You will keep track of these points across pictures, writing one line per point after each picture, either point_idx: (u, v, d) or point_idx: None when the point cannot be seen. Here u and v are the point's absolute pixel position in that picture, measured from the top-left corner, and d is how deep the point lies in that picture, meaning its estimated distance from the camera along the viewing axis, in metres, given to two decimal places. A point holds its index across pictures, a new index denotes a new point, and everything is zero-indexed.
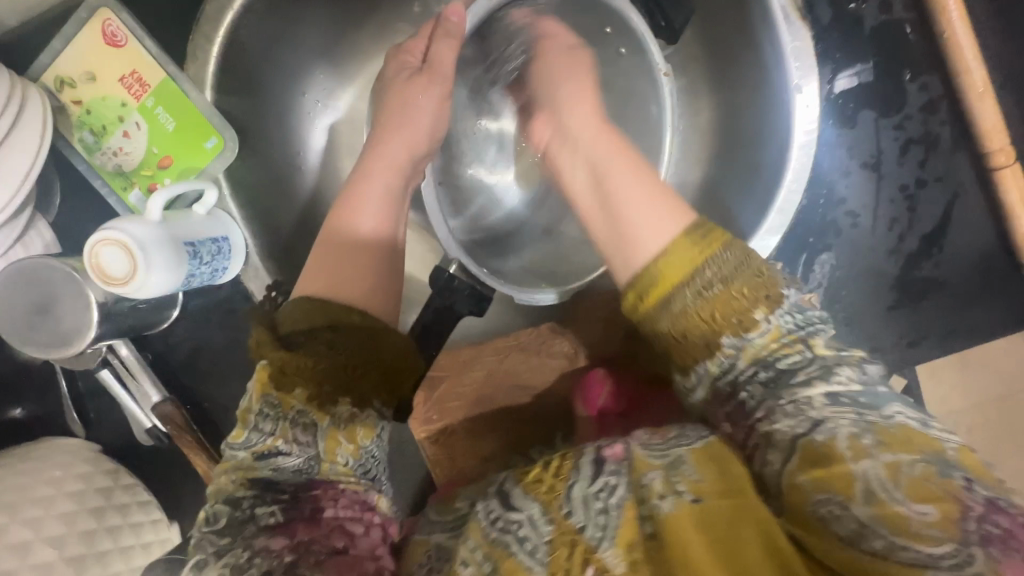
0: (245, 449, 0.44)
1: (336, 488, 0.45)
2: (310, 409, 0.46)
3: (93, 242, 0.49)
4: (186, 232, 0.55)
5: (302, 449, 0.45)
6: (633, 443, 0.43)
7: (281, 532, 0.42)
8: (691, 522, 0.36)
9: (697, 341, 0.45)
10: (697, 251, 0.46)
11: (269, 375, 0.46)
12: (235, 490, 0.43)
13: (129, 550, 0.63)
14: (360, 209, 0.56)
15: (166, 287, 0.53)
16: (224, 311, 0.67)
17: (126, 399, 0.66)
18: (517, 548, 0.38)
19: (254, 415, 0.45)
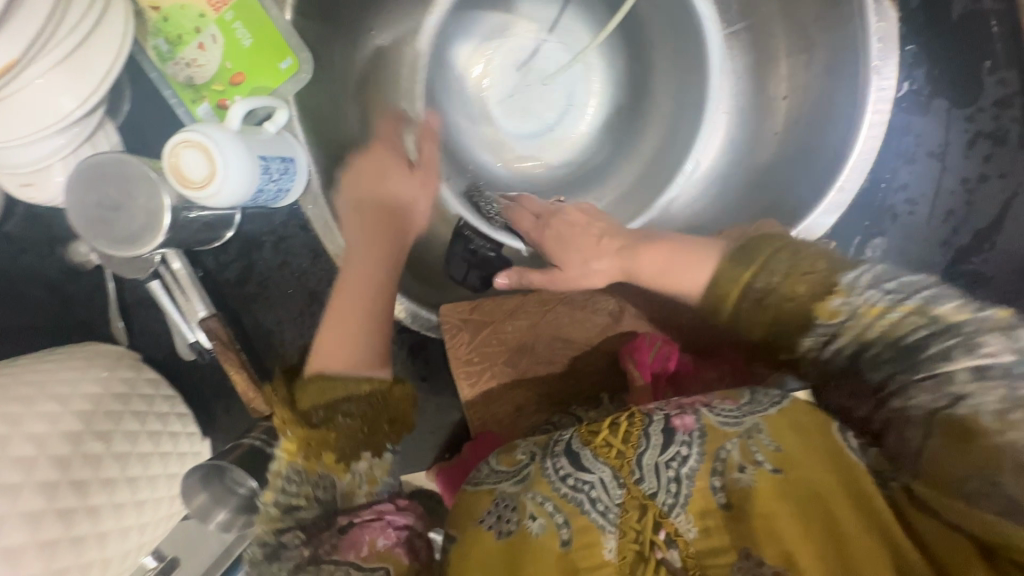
0: (272, 509, 0.47)
1: (365, 506, 0.48)
2: (331, 471, 0.50)
3: (175, 143, 0.50)
4: (260, 147, 0.56)
5: (322, 493, 0.49)
6: (703, 412, 0.48)
7: (311, 540, 0.45)
8: (771, 492, 0.43)
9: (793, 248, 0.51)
10: None
11: (295, 448, 0.49)
12: (267, 529, 0.46)
13: (166, 457, 0.64)
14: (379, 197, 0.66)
15: (237, 197, 0.53)
16: (276, 237, 0.67)
17: (173, 311, 0.67)
18: (590, 508, 0.45)
19: (280, 480, 0.48)
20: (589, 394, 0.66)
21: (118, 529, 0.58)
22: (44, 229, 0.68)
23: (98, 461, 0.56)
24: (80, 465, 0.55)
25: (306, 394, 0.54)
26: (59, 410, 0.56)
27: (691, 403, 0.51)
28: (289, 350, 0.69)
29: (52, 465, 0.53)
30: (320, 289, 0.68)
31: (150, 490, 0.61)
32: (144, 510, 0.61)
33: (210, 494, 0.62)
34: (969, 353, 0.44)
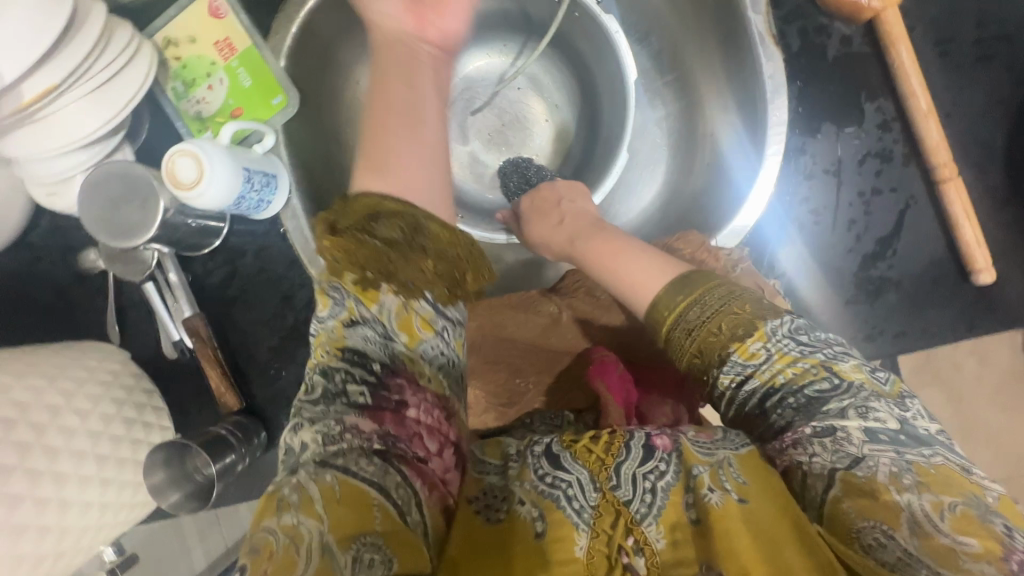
0: (334, 318, 0.51)
1: (417, 385, 0.51)
2: (393, 301, 0.53)
3: (172, 153, 0.61)
4: (245, 161, 0.66)
5: (384, 327, 0.52)
6: (682, 435, 0.49)
7: (370, 416, 0.47)
8: (734, 512, 0.43)
9: (703, 347, 0.52)
10: (675, 305, 0.54)
11: (348, 265, 0.53)
12: (329, 360, 0.49)
13: (137, 442, 0.69)
14: (404, 159, 0.57)
15: (219, 199, 0.63)
16: (258, 247, 0.75)
17: (162, 312, 0.75)
18: (566, 505, 0.46)
19: (338, 296, 0.52)
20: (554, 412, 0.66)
21: (80, 502, 0.62)
22: (59, 242, 0.78)
23: (70, 434, 0.62)
24: (55, 434, 0.61)
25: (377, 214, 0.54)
26: (45, 386, 0.63)
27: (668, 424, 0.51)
28: (260, 351, 0.76)
29: (30, 430, 0.59)
30: (293, 293, 0.76)
31: (118, 471, 0.66)
32: (108, 490, 0.65)
33: (167, 475, 0.66)
34: (861, 417, 0.45)
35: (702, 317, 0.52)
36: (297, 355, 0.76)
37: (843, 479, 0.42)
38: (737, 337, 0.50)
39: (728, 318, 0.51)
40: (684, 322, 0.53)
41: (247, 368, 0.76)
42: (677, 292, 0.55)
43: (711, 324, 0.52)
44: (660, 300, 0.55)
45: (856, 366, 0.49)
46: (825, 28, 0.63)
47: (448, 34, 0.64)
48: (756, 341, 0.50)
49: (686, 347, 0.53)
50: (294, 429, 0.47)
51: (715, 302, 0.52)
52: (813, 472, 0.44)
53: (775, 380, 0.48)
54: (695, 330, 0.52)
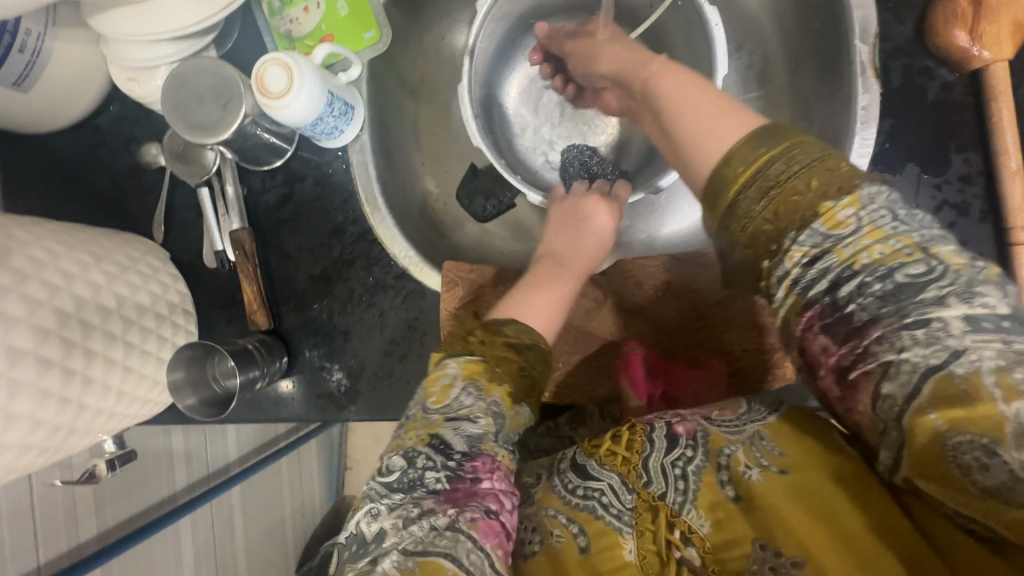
0: (440, 411, 0.50)
1: (493, 462, 0.49)
2: (502, 401, 0.52)
3: (265, 61, 0.60)
4: (330, 85, 0.66)
5: (485, 420, 0.50)
6: (706, 420, 0.51)
7: (446, 498, 0.46)
8: (777, 487, 0.45)
9: (779, 213, 0.46)
10: (754, 156, 0.49)
11: (478, 367, 0.53)
12: (415, 445, 0.48)
13: (162, 339, 0.69)
14: (530, 312, 0.61)
15: (300, 116, 0.63)
16: (319, 175, 0.75)
17: (212, 220, 0.75)
18: (603, 513, 0.50)
19: (458, 390, 0.52)
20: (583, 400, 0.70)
21: (101, 383, 0.62)
22: (124, 131, 0.78)
23: (106, 314, 0.62)
24: (91, 311, 0.60)
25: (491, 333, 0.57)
26: (90, 262, 0.63)
27: (692, 411, 0.53)
28: (299, 277, 0.76)
29: (70, 300, 0.59)
30: (342, 228, 0.75)
31: (140, 362, 0.66)
32: (128, 378, 0.65)
33: (186, 375, 0.65)
34: (968, 304, 0.38)
35: (787, 175, 0.47)
36: (334, 289, 0.75)
37: (919, 415, 0.38)
38: (825, 198, 0.45)
39: (797, 178, 0.46)
40: (764, 180, 0.47)
41: (282, 292, 0.76)
42: (763, 142, 0.49)
43: (801, 180, 0.46)
44: (734, 156, 0.50)
45: (954, 252, 0.42)
46: (929, 71, 0.63)
47: (592, 236, 0.70)
48: (846, 207, 0.44)
49: (757, 212, 0.47)
50: (371, 515, 0.46)
51: (808, 157, 0.47)
52: (891, 380, 0.39)
53: (857, 261, 0.42)
54: (781, 190, 0.46)
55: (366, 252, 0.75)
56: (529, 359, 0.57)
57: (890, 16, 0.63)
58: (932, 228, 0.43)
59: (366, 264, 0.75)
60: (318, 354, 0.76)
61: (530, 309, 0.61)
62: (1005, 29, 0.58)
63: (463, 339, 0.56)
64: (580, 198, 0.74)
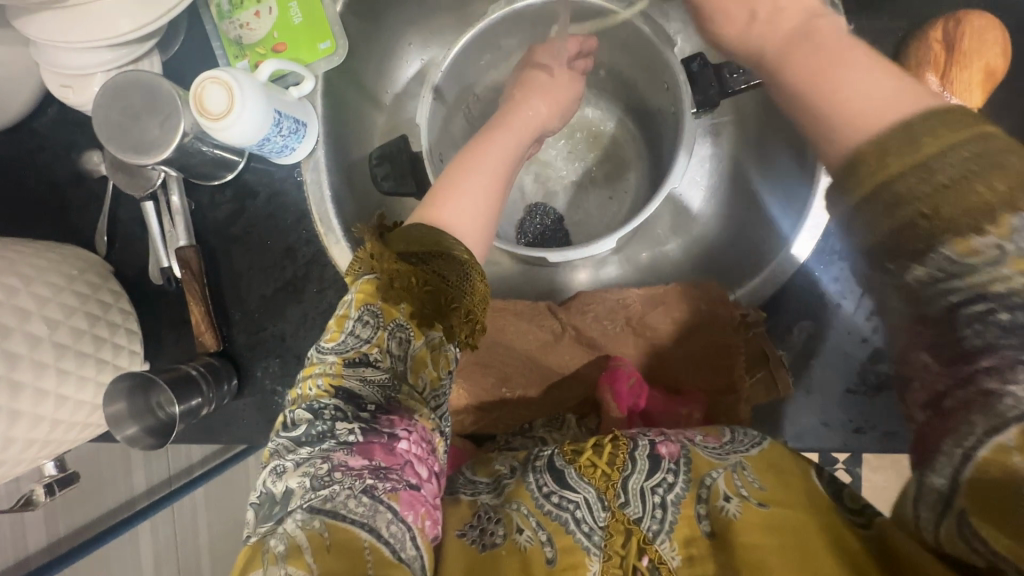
0: (337, 352, 0.53)
1: (409, 420, 0.51)
2: (408, 324, 0.54)
3: (204, 78, 0.57)
4: (278, 102, 0.62)
5: (390, 362, 0.53)
6: (690, 444, 0.54)
7: (359, 451, 0.48)
8: (756, 522, 0.46)
9: (943, 214, 0.36)
10: (934, 137, 0.38)
11: (374, 289, 0.54)
12: (320, 397, 0.51)
13: (102, 363, 0.66)
14: (455, 198, 0.58)
15: (244, 137, 0.59)
16: (271, 192, 0.72)
17: (157, 236, 0.72)
18: (575, 527, 0.51)
19: (353, 320, 0.54)
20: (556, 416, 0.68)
21: (31, 415, 0.59)
22: (62, 136, 0.73)
23: (37, 342, 0.59)
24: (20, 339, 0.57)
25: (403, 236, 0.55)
26: (19, 286, 0.60)
27: (679, 433, 0.56)
28: (251, 297, 0.73)
29: None
30: (295, 247, 0.72)
31: (77, 389, 0.63)
32: (63, 407, 0.62)
33: (128, 406, 0.63)
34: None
35: (952, 177, 0.37)
36: (286, 311, 0.72)
37: (997, 454, 0.34)
38: (973, 224, 0.36)
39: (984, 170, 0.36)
40: (929, 177, 0.37)
41: (232, 312, 0.73)
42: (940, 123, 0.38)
43: (953, 181, 0.37)
44: (887, 145, 0.39)
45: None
46: None
47: (521, 124, 0.68)
48: (991, 236, 0.35)
49: (898, 215, 0.38)
50: (277, 478, 0.48)
51: (971, 154, 0.36)
52: (986, 412, 0.34)
53: (991, 287, 0.35)
54: (932, 191, 0.37)
55: (320, 274, 0.72)
56: (441, 269, 0.54)
57: None
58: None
59: (319, 286, 0.72)
60: (270, 376, 0.73)
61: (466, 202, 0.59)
62: (977, 75, 0.57)
63: (370, 246, 0.55)
64: (511, 103, 0.70)
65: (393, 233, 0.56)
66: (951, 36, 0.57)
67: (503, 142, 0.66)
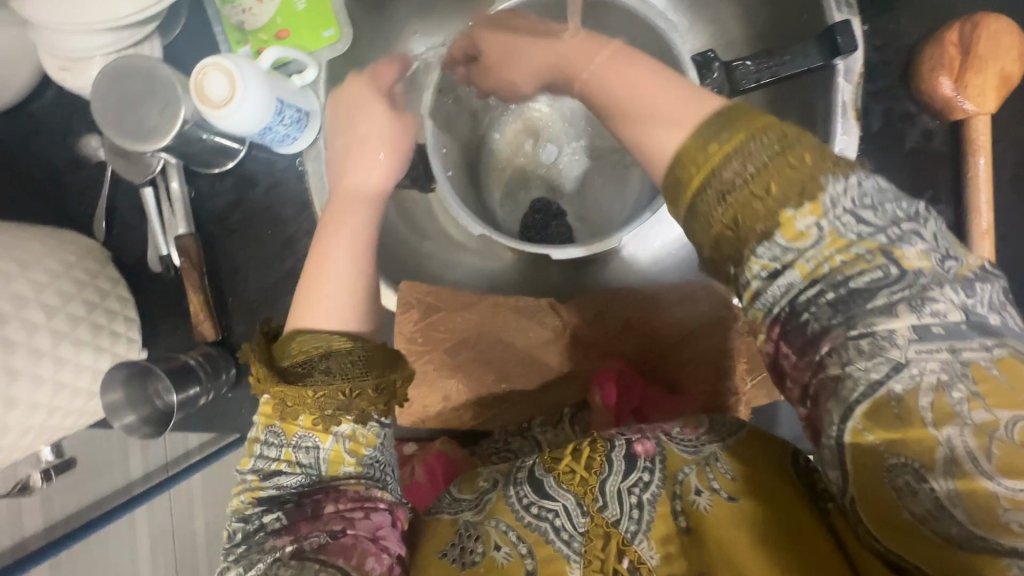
0: (252, 473, 0.48)
1: (336, 491, 0.47)
2: (312, 432, 0.47)
3: (205, 65, 0.56)
4: (280, 91, 0.61)
5: (304, 458, 0.48)
6: (663, 439, 0.53)
7: (286, 532, 0.45)
8: (725, 517, 0.48)
9: (738, 217, 0.36)
10: (705, 156, 0.38)
11: (272, 409, 0.48)
12: (244, 508, 0.47)
13: (99, 351, 0.66)
14: (365, 158, 0.59)
15: (244, 126, 0.58)
16: (272, 181, 0.71)
17: (155, 223, 0.71)
18: (554, 537, 0.51)
19: (260, 443, 0.48)
20: (554, 414, 0.69)
21: (28, 402, 0.59)
22: (60, 119, 0.72)
23: (34, 329, 0.59)
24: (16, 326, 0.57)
25: (298, 346, 0.50)
26: (16, 272, 0.59)
27: (654, 428, 0.56)
28: (250, 287, 0.72)
29: None
30: (296, 238, 0.71)
31: (74, 377, 0.63)
32: (60, 394, 0.62)
33: (126, 395, 0.63)
34: (914, 312, 0.32)
35: (746, 176, 0.37)
36: (285, 302, 0.72)
37: (855, 439, 0.32)
38: (784, 204, 0.35)
39: (790, 166, 0.36)
40: (719, 184, 0.37)
41: (231, 302, 0.73)
42: (723, 125, 0.39)
43: (754, 184, 0.36)
44: (686, 152, 0.39)
45: (923, 253, 0.33)
46: (910, 117, 0.60)
47: (376, 187, 0.59)
48: (808, 215, 0.34)
49: (716, 219, 0.37)
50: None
51: (766, 152, 0.37)
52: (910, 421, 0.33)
53: (820, 272, 0.34)
54: (734, 203, 0.37)
55: None
56: (329, 366, 0.48)
57: (878, 55, 0.60)
58: (899, 203, 0.35)
59: None
60: None
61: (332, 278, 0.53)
62: (992, 81, 0.56)
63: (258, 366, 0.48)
64: (352, 114, 0.61)
65: (275, 346, 0.51)
66: (968, 39, 0.56)
67: (370, 130, 0.60)
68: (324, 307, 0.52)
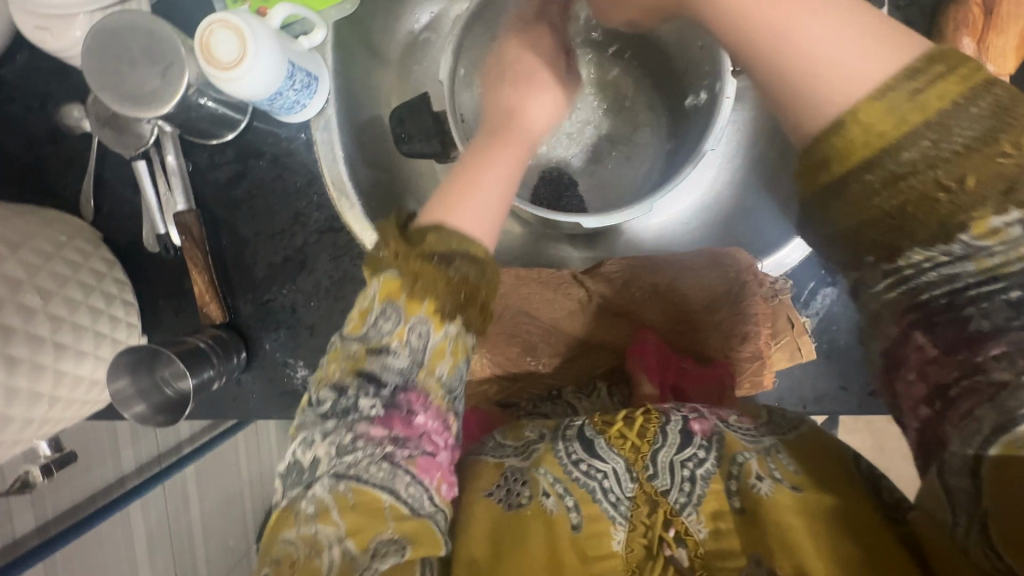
0: (359, 341, 0.50)
1: (425, 398, 0.50)
2: (428, 321, 0.50)
3: (212, 22, 0.51)
4: (290, 53, 0.57)
5: (406, 359, 0.50)
6: (724, 424, 0.49)
7: (381, 422, 0.48)
8: (786, 504, 0.43)
9: (912, 202, 0.40)
10: (895, 122, 0.39)
11: (392, 286, 0.50)
12: (340, 378, 0.49)
13: (100, 338, 0.62)
14: (519, 153, 0.62)
15: (254, 91, 0.54)
16: (278, 152, 0.67)
17: (151, 198, 0.66)
18: (602, 497, 0.49)
19: (374, 314, 0.50)
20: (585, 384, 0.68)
21: (30, 393, 0.54)
22: (35, 87, 0.66)
23: (30, 315, 0.54)
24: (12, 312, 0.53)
25: (413, 238, 0.53)
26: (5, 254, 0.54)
27: (710, 411, 0.52)
28: (258, 266, 0.69)
29: None
30: (305, 214, 0.68)
31: (75, 365, 0.59)
32: (62, 383, 0.57)
33: (132, 381, 0.59)
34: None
35: (930, 157, 0.39)
36: (296, 280, 0.69)
37: (1002, 454, 0.34)
38: (979, 205, 0.38)
39: (971, 151, 0.38)
40: (891, 167, 0.40)
41: (237, 282, 0.69)
42: (908, 90, 0.39)
43: (943, 174, 0.39)
44: (859, 116, 0.40)
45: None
46: None
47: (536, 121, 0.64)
48: (1009, 216, 0.37)
49: (877, 202, 0.41)
50: (314, 428, 0.49)
51: (976, 121, 0.38)
52: (997, 407, 0.35)
53: (1005, 269, 0.37)
54: (949, 162, 0.39)
55: (333, 241, 0.68)
56: (462, 269, 0.52)
57: (899, 17, 0.61)
58: None
59: (332, 254, 0.68)
60: (281, 348, 0.70)
61: (473, 209, 0.56)
62: (1013, 41, 0.57)
63: (388, 248, 0.52)
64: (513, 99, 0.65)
65: (411, 228, 0.54)
66: (991, 1, 0.57)
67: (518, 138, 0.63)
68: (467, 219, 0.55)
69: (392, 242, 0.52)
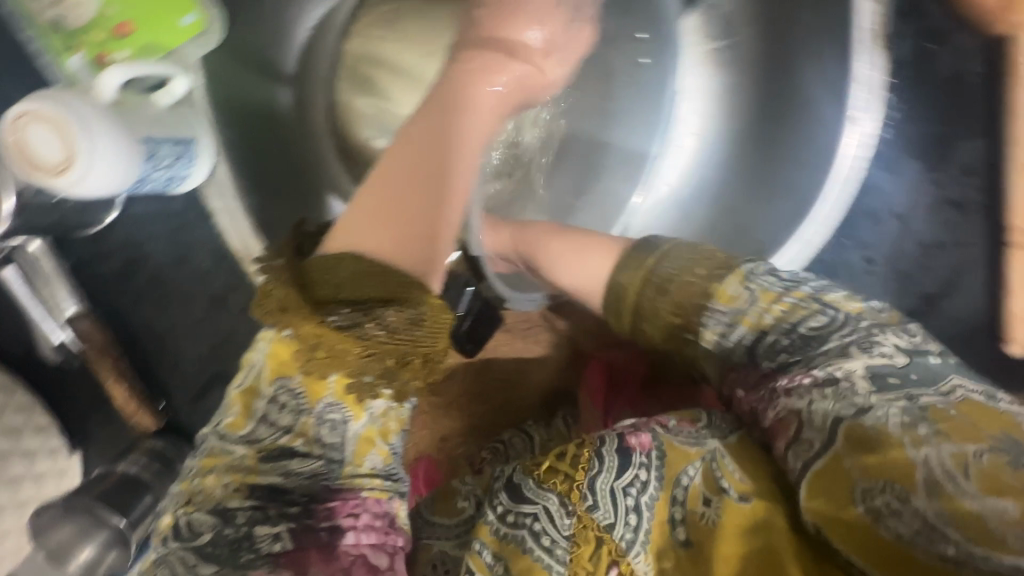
0: (246, 444, 0.37)
1: (356, 500, 0.37)
2: (343, 401, 0.37)
3: (17, 114, 0.39)
4: (143, 126, 0.45)
5: (324, 452, 0.37)
6: (661, 431, 0.41)
7: (289, 564, 0.34)
8: (736, 522, 0.36)
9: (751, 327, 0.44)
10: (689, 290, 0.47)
11: (288, 354, 0.36)
12: (227, 499, 0.35)
13: (16, 482, 0.53)
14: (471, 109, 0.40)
15: (108, 192, 0.43)
16: (173, 226, 0.56)
17: (31, 305, 0.55)
18: (534, 545, 0.37)
19: (265, 401, 0.37)
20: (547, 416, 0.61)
21: None
22: None
23: None
24: None
25: (323, 278, 0.35)
26: None
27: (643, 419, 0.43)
28: (182, 360, 0.60)
29: None
30: (224, 295, 0.58)
31: None
32: None
33: (75, 528, 0.52)
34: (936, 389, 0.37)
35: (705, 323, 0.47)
36: (229, 367, 0.60)
37: None
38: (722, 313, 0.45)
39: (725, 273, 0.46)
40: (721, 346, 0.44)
41: (164, 380, 0.60)
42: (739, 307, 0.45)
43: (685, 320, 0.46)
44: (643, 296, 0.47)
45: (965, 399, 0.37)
46: (943, 34, 0.52)
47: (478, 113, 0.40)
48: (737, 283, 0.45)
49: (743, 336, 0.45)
50: (191, 563, 0.34)
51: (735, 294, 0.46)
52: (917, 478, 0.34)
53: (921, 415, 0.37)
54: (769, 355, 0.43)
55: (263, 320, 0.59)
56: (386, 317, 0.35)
57: None
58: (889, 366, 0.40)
59: None
60: None
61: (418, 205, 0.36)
62: None
63: (273, 299, 0.36)
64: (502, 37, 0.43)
65: (306, 262, 0.36)
66: None
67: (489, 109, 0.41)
68: (392, 236, 0.35)
69: (276, 289, 0.36)
